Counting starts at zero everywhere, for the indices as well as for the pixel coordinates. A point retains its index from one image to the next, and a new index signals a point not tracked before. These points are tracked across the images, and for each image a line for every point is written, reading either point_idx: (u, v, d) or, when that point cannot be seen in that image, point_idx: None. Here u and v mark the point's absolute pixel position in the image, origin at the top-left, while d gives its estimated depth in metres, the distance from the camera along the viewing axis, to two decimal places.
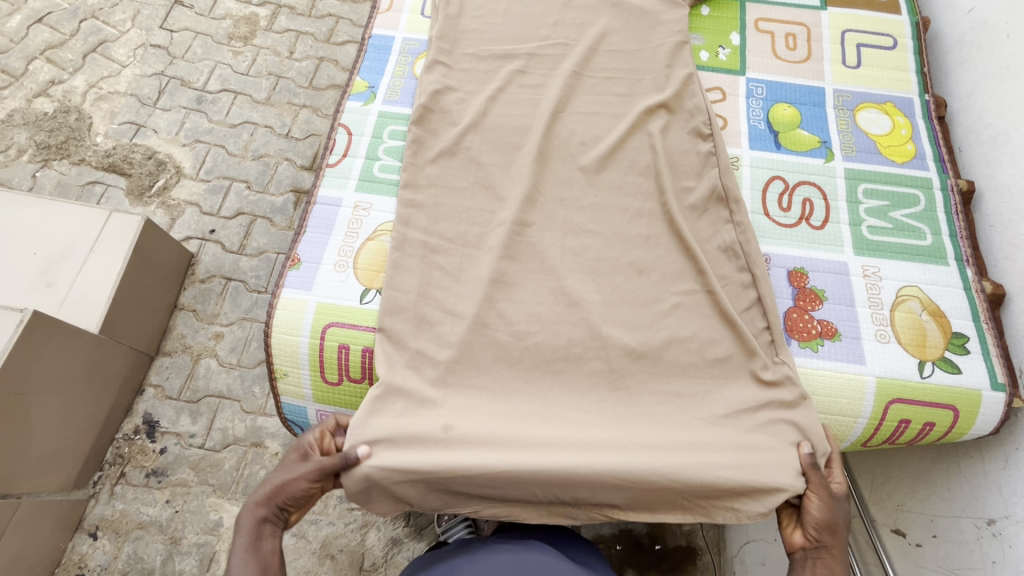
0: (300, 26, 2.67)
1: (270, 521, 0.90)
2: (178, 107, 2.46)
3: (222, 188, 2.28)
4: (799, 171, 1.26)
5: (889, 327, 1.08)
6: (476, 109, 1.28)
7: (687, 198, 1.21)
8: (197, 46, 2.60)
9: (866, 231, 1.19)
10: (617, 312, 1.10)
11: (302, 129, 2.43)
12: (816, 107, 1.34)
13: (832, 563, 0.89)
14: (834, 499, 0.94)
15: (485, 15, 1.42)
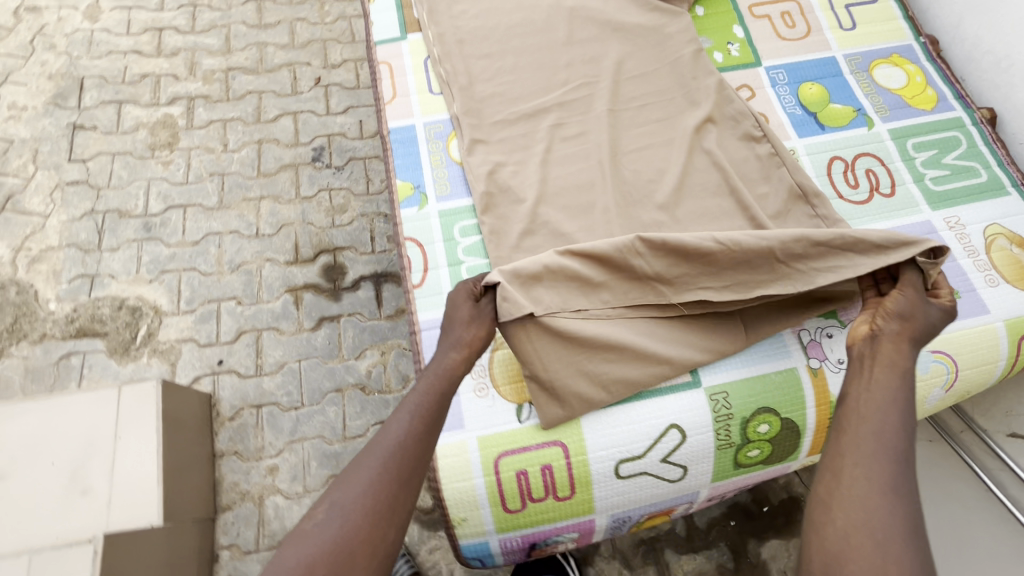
0: (223, 112, 2.23)
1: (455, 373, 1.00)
2: (126, 241, 1.99)
3: (213, 314, 1.88)
4: (851, 145, 1.30)
5: (993, 270, 1.16)
6: (536, 177, 1.23)
7: (768, 203, 1.23)
8: (121, 170, 2.12)
9: (931, 184, 1.26)
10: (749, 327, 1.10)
11: (271, 223, 2.04)
12: (836, 78, 1.39)
13: (891, 350, 0.98)
14: (928, 302, 1.03)
15: (498, 76, 1.35)
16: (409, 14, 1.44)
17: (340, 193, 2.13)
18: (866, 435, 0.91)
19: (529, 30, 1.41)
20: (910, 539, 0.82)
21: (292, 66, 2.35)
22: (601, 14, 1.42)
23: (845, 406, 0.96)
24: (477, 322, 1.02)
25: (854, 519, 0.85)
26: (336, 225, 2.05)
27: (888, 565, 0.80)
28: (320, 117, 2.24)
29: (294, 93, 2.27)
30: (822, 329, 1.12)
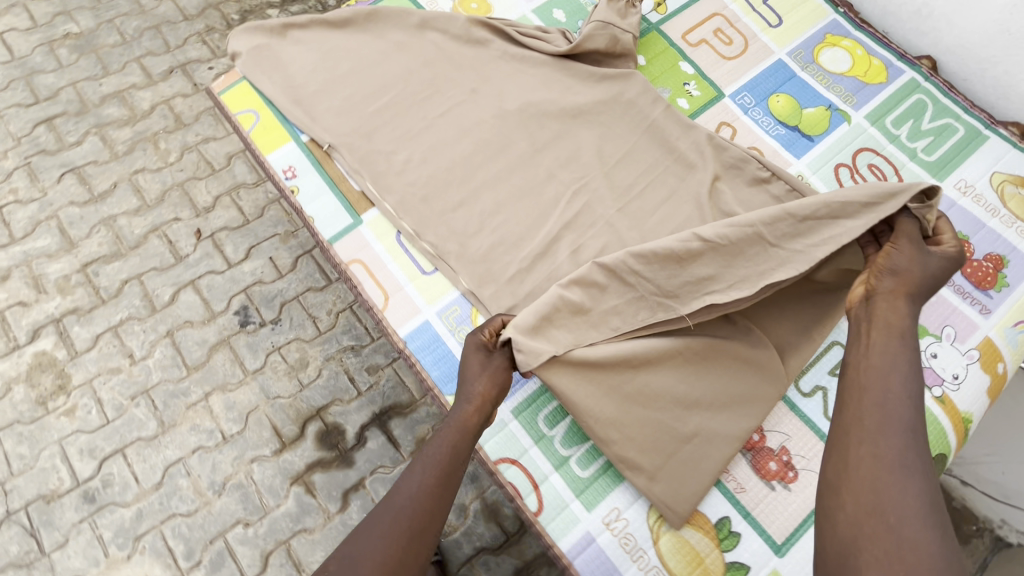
0: (108, 319, 1.64)
1: (472, 428, 0.93)
2: (73, 526, 1.43)
3: (223, 555, 1.42)
4: (844, 146, 1.29)
5: (1018, 221, 1.21)
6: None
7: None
8: (6, 445, 1.51)
9: (926, 156, 1.28)
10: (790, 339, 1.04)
11: (234, 418, 1.55)
12: (793, 81, 1.36)
13: (886, 308, 0.86)
14: (927, 251, 0.89)
15: (486, 219, 1.17)
16: (349, 188, 1.20)
17: (292, 347, 1.64)
18: (869, 407, 0.80)
19: (487, 153, 1.22)
20: (929, 520, 0.70)
21: (157, 231, 1.76)
22: (552, 103, 1.26)
23: (845, 377, 0.85)
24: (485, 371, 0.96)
25: (864, 506, 0.74)
26: (306, 384, 1.60)
27: (908, 556, 0.68)
28: (223, 274, 1.72)
29: (181, 255, 1.73)
30: (925, 351, 1.10)
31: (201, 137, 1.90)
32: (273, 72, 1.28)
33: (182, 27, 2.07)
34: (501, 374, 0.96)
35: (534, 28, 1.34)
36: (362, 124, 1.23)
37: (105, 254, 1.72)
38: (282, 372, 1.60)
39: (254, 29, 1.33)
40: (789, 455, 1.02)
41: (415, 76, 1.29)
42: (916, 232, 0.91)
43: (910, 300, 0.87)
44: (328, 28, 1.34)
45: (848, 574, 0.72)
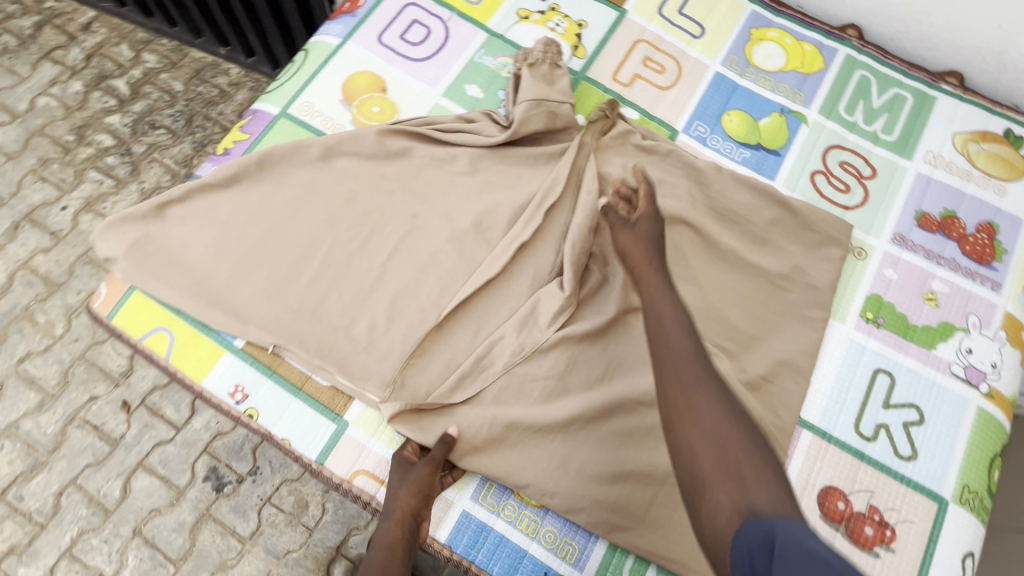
0: (55, 548, 1.39)
1: (399, 547, 0.88)
2: None
3: None
4: (811, 150, 1.22)
5: (992, 180, 1.20)
6: (637, 451, 0.96)
7: (814, 275, 1.10)
8: None
9: (887, 136, 1.24)
10: (786, 359, 1.04)
11: None
12: (738, 93, 1.26)
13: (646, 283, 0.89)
14: (636, 223, 0.97)
15: (484, 371, 0.99)
16: (317, 386, 1.00)
17: (283, 492, 1.47)
18: (673, 365, 0.76)
19: (457, 287, 1.04)
20: (738, 430, 0.69)
21: (75, 420, 1.51)
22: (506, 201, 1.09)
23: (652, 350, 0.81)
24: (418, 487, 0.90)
25: (697, 449, 0.68)
26: (314, 526, 1.44)
27: (729, 448, 0.67)
28: (173, 440, 1.50)
29: (115, 441, 1.49)
30: (960, 349, 1.07)
31: (87, 293, 1.63)
32: (170, 270, 1.03)
33: (9, 170, 1.80)
34: (417, 487, 0.90)
35: (455, 119, 1.16)
36: (300, 302, 1.01)
37: (23, 473, 1.45)
38: (282, 523, 1.43)
39: (122, 222, 1.06)
40: (880, 513, 0.97)
41: (341, 220, 1.07)
42: (618, 214, 0.99)
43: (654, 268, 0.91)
44: (214, 191, 1.08)
45: (697, 492, 0.67)
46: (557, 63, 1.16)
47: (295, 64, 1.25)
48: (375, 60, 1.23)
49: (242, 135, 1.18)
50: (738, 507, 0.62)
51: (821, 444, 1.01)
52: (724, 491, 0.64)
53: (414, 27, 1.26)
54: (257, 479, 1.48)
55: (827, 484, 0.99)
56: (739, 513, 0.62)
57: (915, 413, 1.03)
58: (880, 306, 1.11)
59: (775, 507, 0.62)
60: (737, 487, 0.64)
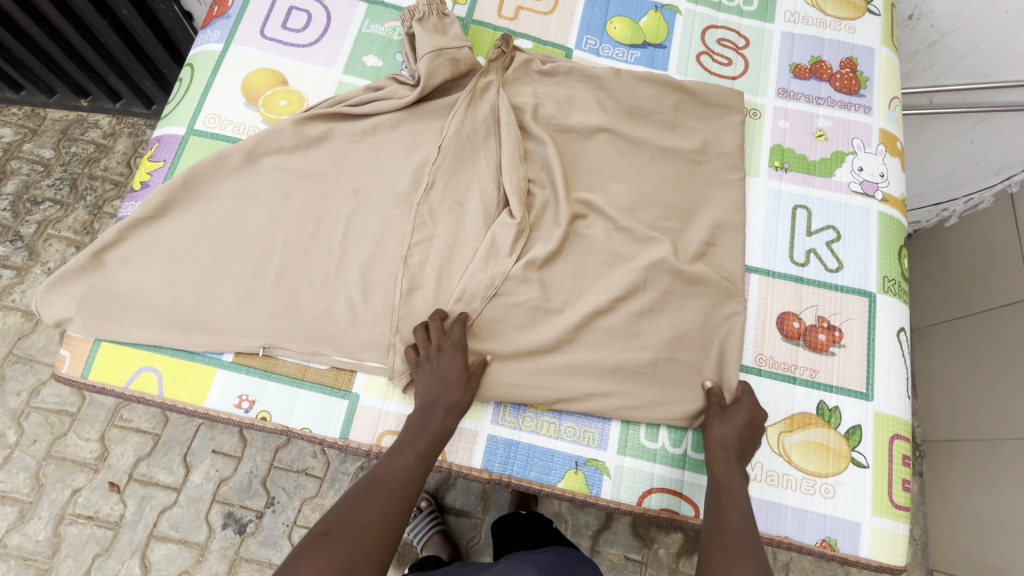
0: None
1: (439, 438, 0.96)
2: None
3: None
4: (690, 35, 1.34)
5: (843, 20, 1.36)
6: (618, 337, 1.07)
7: (724, 143, 1.22)
8: None
9: (749, 7, 1.37)
10: (719, 218, 1.17)
11: None
12: (614, 1, 1.35)
13: (721, 432, 1.00)
14: (729, 418, 1.01)
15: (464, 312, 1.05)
16: (318, 373, 1.03)
17: (307, 511, 1.63)
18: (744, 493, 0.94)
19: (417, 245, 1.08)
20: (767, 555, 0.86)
21: (65, 517, 1.60)
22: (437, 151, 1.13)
23: (726, 458, 0.98)
24: (457, 359, 0.99)
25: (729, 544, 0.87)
26: None
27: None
28: (177, 502, 1.63)
29: (119, 517, 1.60)
30: (853, 169, 1.24)
31: (25, 393, 1.72)
32: (131, 311, 1.02)
33: None
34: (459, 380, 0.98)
35: (364, 90, 1.16)
36: (273, 300, 1.03)
37: None
38: None
39: (61, 281, 1.02)
40: (827, 320, 1.13)
41: (286, 215, 1.08)
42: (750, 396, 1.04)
43: (733, 457, 0.98)
44: (149, 223, 1.06)
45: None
46: (444, 12, 1.18)
47: (186, 81, 1.23)
48: (266, 56, 1.22)
49: (156, 164, 1.16)
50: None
51: (769, 280, 1.16)
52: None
53: (293, 13, 1.25)
54: (276, 508, 1.63)
55: (781, 311, 1.14)
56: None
57: (833, 232, 1.19)
58: (783, 154, 1.26)
59: None
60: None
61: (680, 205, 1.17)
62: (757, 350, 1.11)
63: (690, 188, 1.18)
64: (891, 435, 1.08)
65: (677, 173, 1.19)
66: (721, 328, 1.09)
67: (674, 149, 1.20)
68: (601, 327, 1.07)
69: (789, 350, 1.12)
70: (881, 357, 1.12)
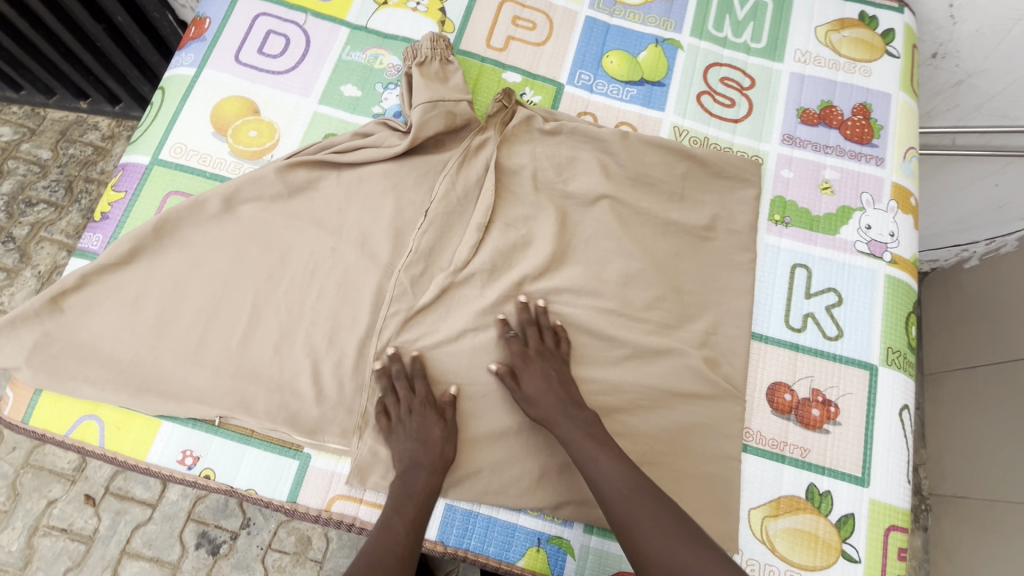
0: None
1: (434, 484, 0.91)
2: None
3: None
4: (692, 73, 1.25)
5: (858, 62, 1.26)
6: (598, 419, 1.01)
7: (734, 220, 1.16)
8: None
9: (757, 44, 1.29)
10: (705, 282, 1.12)
11: None
12: (612, 33, 1.27)
13: (533, 399, 0.96)
14: (528, 386, 0.97)
15: (438, 390, 1.00)
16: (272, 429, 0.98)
17: (282, 535, 1.58)
18: (611, 467, 0.89)
19: (390, 308, 1.03)
20: (700, 551, 0.82)
21: (40, 528, 1.55)
22: (424, 215, 1.09)
23: (552, 422, 0.95)
24: (431, 415, 0.95)
25: (657, 551, 0.82)
26: (322, 558, 1.55)
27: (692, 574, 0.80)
28: (151, 518, 1.57)
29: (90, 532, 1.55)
30: (861, 227, 1.15)
31: None
32: (87, 365, 0.97)
33: None
34: (436, 428, 0.95)
35: (351, 136, 1.12)
36: (237, 366, 0.98)
37: None
38: (289, 564, 1.54)
39: (13, 324, 0.98)
40: (823, 394, 1.04)
41: (254, 261, 1.05)
42: (516, 352, 1.00)
43: (573, 426, 0.93)
44: (114, 270, 1.02)
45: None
46: (449, 57, 1.11)
47: (156, 106, 1.17)
48: (239, 82, 1.16)
49: (117, 194, 1.10)
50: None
51: (760, 346, 1.08)
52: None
53: (270, 37, 1.19)
54: (251, 529, 1.58)
55: (772, 381, 1.06)
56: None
57: (834, 296, 1.10)
58: (785, 207, 1.17)
59: None
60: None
61: (665, 266, 1.13)
62: (744, 424, 1.03)
63: (678, 249, 1.14)
64: (887, 526, 0.98)
65: (665, 233, 1.15)
66: (702, 400, 1.04)
67: (663, 206, 1.16)
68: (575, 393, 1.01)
69: (779, 425, 1.03)
70: (880, 438, 1.02)
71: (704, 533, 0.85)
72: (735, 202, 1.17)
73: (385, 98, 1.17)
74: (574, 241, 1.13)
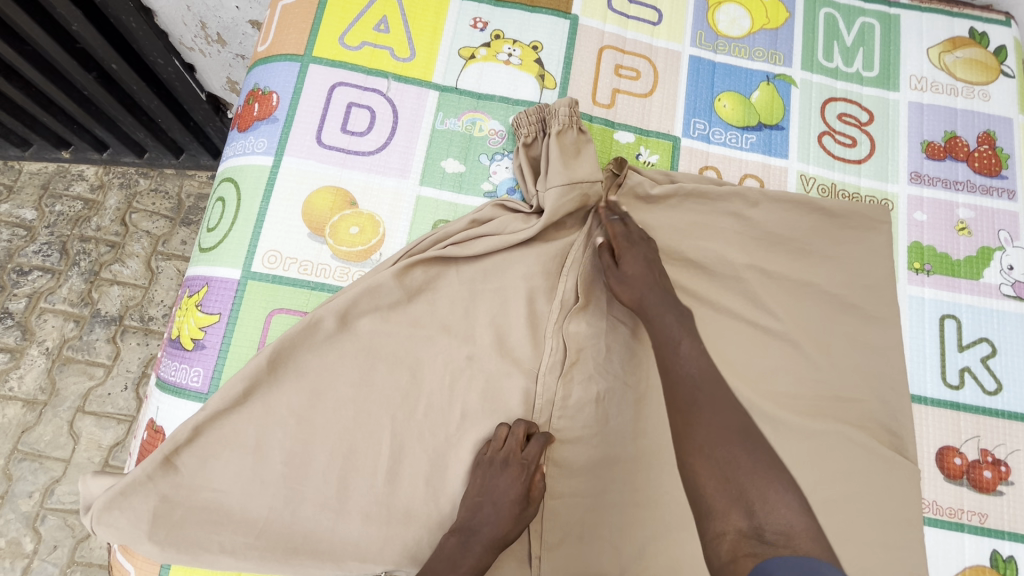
0: None
1: (499, 539, 0.86)
2: None
3: None
4: (808, 112, 1.16)
5: (975, 86, 1.20)
6: None
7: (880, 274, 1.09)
8: None
9: (870, 72, 1.20)
10: (862, 347, 1.04)
11: None
12: (719, 72, 1.17)
13: (624, 259, 0.94)
14: (627, 262, 0.94)
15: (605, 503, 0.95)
16: None
17: None
18: (690, 354, 0.83)
19: (540, 417, 0.95)
20: (755, 454, 0.72)
21: None
22: (561, 306, 0.99)
23: (632, 288, 0.92)
24: (520, 481, 0.87)
25: (711, 436, 0.74)
26: None
27: (735, 472, 0.71)
28: None
29: None
30: (1003, 269, 1.10)
31: (38, 495, 1.62)
32: (218, 530, 0.85)
33: None
34: (521, 501, 0.87)
35: (467, 223, 0.99)
36: (388, 507, 0.88)
37: None
38: None
39: (124, 493, 0.85)
40: (991, 454, 1.01)
41: (387, 385, 0.93)
42: (620, 232, 0.96)
43: (654, 304, 0.90)
44: (228, 414, 0.89)
45: (704, 517, 0.71)
46: (584, 128, 1.01)
47: (231, 203, 1.02)
48: (328, 169, 1.01)
49: (207, 316, 0.96)
50: (746, 530, 0.67)
51: (921, 409, 1.03)
52: (732, 516, 0.68)
53: (353, 111, 1.04)
54: None
55: (940, 446, 1.02)
56: (745, 536, 0.66)
57: (987, 346, 1.06)
58: (922, 253, 1.11)
59: (786, 537, 0.65)
60: (743, 511, 0.68)
61: (818, 334, 1.04)
62: (921, 498, 0.98)
63: (828, 313, 1.06)
64: None
65: (812, 296, 1.06)
66: (882, 481, 0.98)
67: (807, 266, 1.07)
68: None
69: (953, 493, 1.00)
70: None
71: (771, 450, 0.74)
72: (881, 254, 1.08)
73: (494, 172, 1.05)
74: (720, 316, 1.04)
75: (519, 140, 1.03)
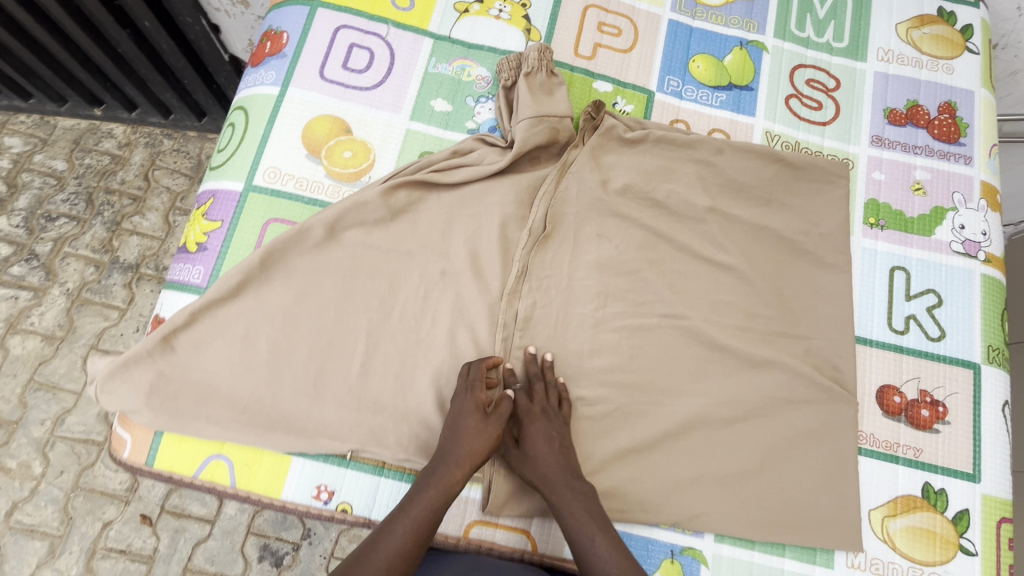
0: None
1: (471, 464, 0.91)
2: None
3: None
4: (778, 75, 1.24)
5: (940, 60, 1.27)
6: (717, 431, 1.03)
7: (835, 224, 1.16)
8: None
9: (840, 43, 1.28)
10: (812, 290, 1.11)
11: None
12: (696, 36, 1.25)
13: (534, 430, 0.95)
14: (536, 438, 0.95)
15: None
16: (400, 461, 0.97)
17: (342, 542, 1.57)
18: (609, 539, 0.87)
19: (504, 331, 1.04)
20: None
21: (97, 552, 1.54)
22: (530, 232, 1.08)
23: (539, 472, 0.93)
24: (474, 395, 0.95)
25: None
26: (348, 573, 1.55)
27: None
28: (211, 534, 1.57)
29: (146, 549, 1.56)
30: (954, 228, 1.17)
31: (49, 423, 1.69)
32: (207, 405, 0.95)
33: None
34: (484, 438, 0.93)
35: (449, 153, 1.10)
36: (359, 397, 0.97)
37: None
38: None
39: (126, 365, 0.95)
40: (930, 394, 1.07)
41: (367, 289, 1.02)
42: (522, 404, 0.97)
43: (564, 492, 0.91)
44: (223, 304, 0.99)
45: None
46: (553, 70, 1.11)
47: (239, 128, 1.13)
48: (327, 101, 1.12)
49: (211, 224, 1.07)
50: None
51: (865, 350, 1.10)
52: None
53: (354, 52, 1.15)
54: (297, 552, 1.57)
55: (882, 384, 1.08)
56: None
57: (934, 296, 1.13)
58: (878, 210, 1.18)
59: None
60: None
61: (772, 274, 1.12)
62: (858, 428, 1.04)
63: (783, 256, 1.13)
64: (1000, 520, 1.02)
65: (769, 240, 1.13)
66: (822, 410, 1.04)
67: (764, 211, 1.14)
68: (694, 408, 1.03)
69: (891, 427, 1.06)
70: (985, 435, 1.06)
71: None
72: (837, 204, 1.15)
73: (478, 112, 1.15)
74: (679, 253, 1.11)
75: (501, 82, 1.13)
